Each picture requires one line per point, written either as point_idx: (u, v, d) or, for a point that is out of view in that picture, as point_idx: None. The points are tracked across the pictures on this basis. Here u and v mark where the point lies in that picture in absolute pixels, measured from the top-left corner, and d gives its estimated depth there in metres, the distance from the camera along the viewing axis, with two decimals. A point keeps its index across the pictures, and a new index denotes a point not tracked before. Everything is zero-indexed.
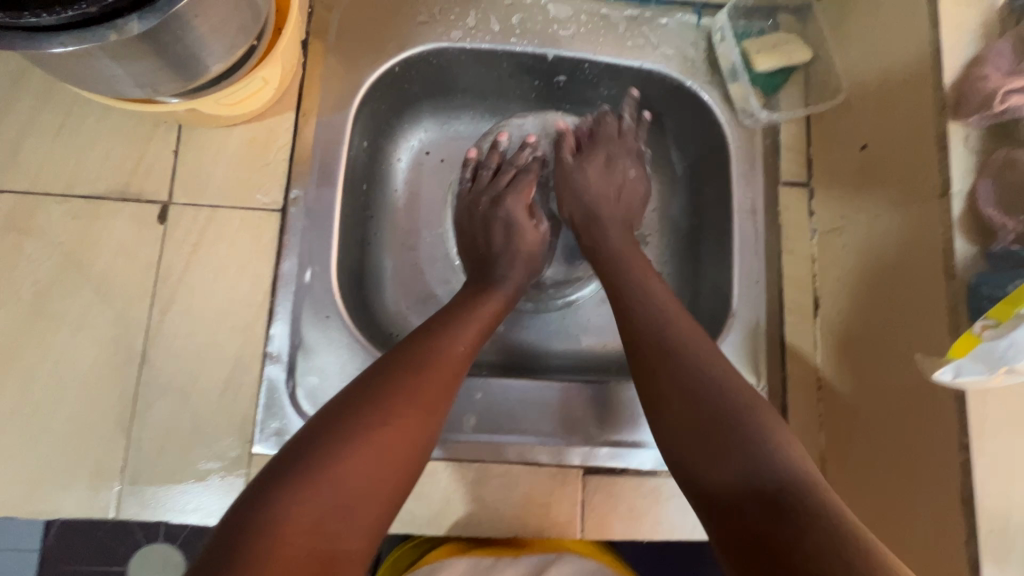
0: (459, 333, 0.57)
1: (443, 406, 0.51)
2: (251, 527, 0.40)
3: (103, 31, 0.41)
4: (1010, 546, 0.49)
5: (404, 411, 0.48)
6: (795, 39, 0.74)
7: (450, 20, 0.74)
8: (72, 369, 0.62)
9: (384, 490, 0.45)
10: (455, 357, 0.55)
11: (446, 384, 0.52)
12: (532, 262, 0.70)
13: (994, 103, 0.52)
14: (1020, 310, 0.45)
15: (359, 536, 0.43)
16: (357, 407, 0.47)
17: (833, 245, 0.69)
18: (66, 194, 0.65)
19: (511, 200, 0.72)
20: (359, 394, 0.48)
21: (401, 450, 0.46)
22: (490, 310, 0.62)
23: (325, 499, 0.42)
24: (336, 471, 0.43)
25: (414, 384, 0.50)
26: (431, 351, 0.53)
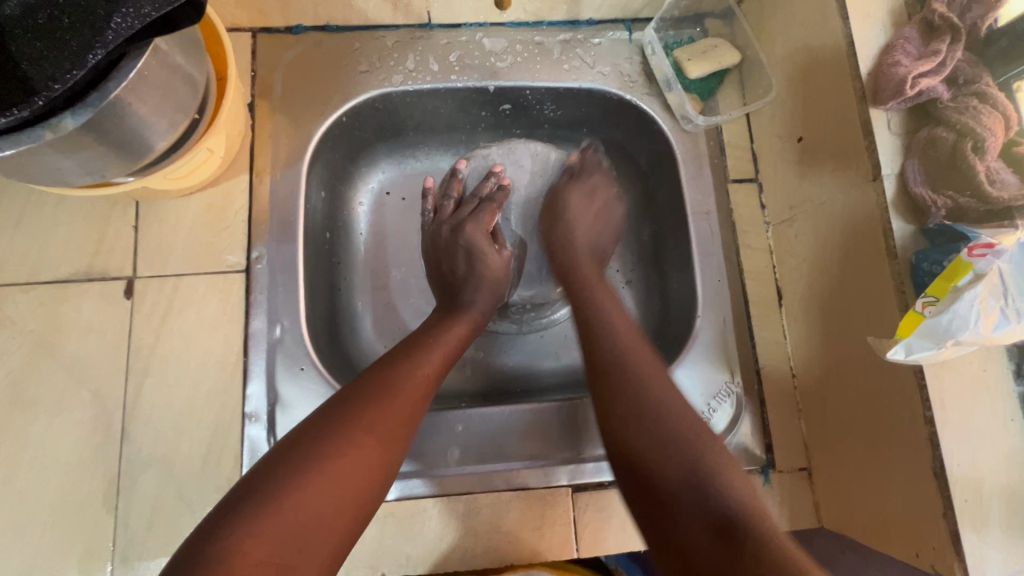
0: (422, 359, 0.59)
1: (403, 434, 0.53)
2: (206, 557, 0.41)
3: (38, 131, 0.43)
4: (986, 512, 0.50)
5: (367, 441, 0.50)
6: (724, 42, 0.77)
7: (390, 65, 0.76)
8: (53, 453, 0.62)
9: (339, 521, 0.46)
10: (419, 384, 0.57)
11: (408, 413, 0.54)
12: (497, 288, 0.71)
13: (906, 89, 0.53)
14: (956, 285, 0.46)
15: (314, 565, 0.44)
16: (321, 438, 0.49)
17: (786, 236, 0.71)
18: (32, 281, 0.66)
19: (469, 227, 0.73)
20: (322, 425, 0.50)
21: (361, 479, 0.48)
22: (452, 334, 0.64)
23: (280, 528, 0.43)
24: (292, 499, 0.45)
25: (377, 415, 0.52)
26: (397, 378, 0.56)
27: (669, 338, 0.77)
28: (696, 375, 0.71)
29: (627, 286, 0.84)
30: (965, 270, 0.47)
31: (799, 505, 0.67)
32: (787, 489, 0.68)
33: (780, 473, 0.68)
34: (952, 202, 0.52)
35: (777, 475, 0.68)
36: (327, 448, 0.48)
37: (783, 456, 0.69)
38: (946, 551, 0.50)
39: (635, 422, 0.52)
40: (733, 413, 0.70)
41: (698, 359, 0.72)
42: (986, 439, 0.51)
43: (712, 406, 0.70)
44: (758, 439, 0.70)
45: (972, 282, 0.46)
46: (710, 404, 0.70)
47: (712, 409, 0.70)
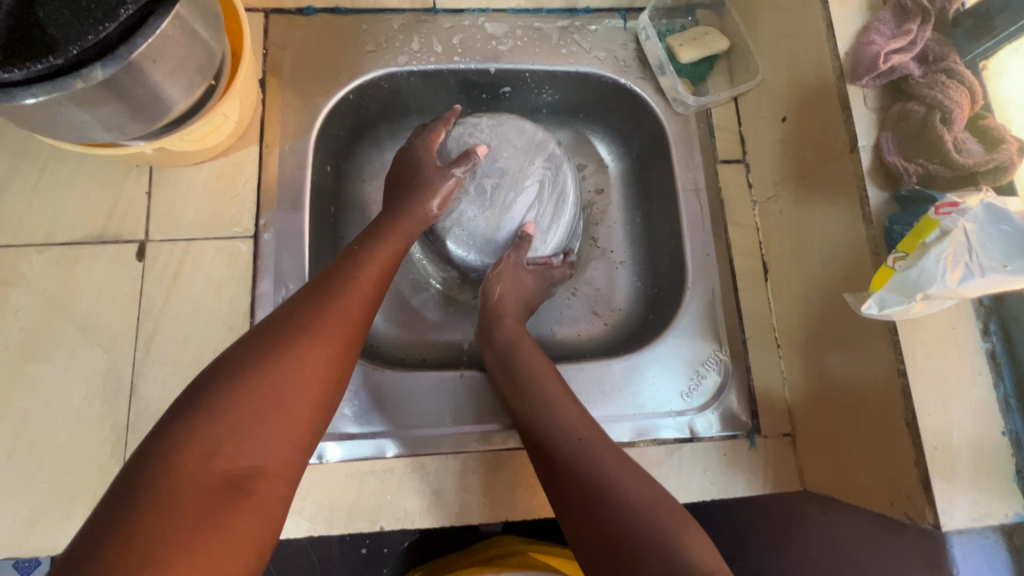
0: (360, 266, 0.59)
1: (347, 331, 0.54)
2: (149, 462, 0.41)
3: (70, 80, 0.46)
4: (955, 461, 0.53)
5: (313, 335, 0.51)
6: (713, 30, 0.81)
7: (396, 46, 0.80)
8: (65, 406, 0.64)
9: (290, 413, 0.47)
10: (360, 291, 0.57)
11: (351, 315, 0.55)
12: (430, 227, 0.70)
13: (879, 65, 0.57)
14: (924, 241, 0.50)
15: (269, 454, 0.45)
16: (263, 340, 0.49)
17: (771, 212, 0.75)
18: (47, 242, 0.68)
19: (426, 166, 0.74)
20: (265, 330, 0.50)
21: (310, 371, 0.49)
22: (391, 246, 0.64)
23: (227, 422, 0.44)
24: (237, 397, 0.45)
25: (319, 317, 0.52)
26: (335, 284, 0.56)
27: (660, 312, 0.80)
28: (684, 344, 0.74)
29: (621, 264, 0.87)
30: (933, 227, 0.50)
31: (782, 468, 0.70)
32: (772, 453, 0.71)
33: (765, 438, 0.71)
34: (923, 169, 0.56)
35: (762, 440, 0.71)
36: (271, 351, 0.48)
37: (767, 422, 0.72)
38: (918, 498, 0.53)
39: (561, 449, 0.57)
40: (720, 380, 0.73)
41: (687, 329, 0.75)
42: (955, 392, 0.54)
43: (700, 373, 0.73)
44: (744, 406, 0.73)
45: (939, 238, 0.50)
46: (698, 371, 0.73)
47: (700, 376, 0.73)
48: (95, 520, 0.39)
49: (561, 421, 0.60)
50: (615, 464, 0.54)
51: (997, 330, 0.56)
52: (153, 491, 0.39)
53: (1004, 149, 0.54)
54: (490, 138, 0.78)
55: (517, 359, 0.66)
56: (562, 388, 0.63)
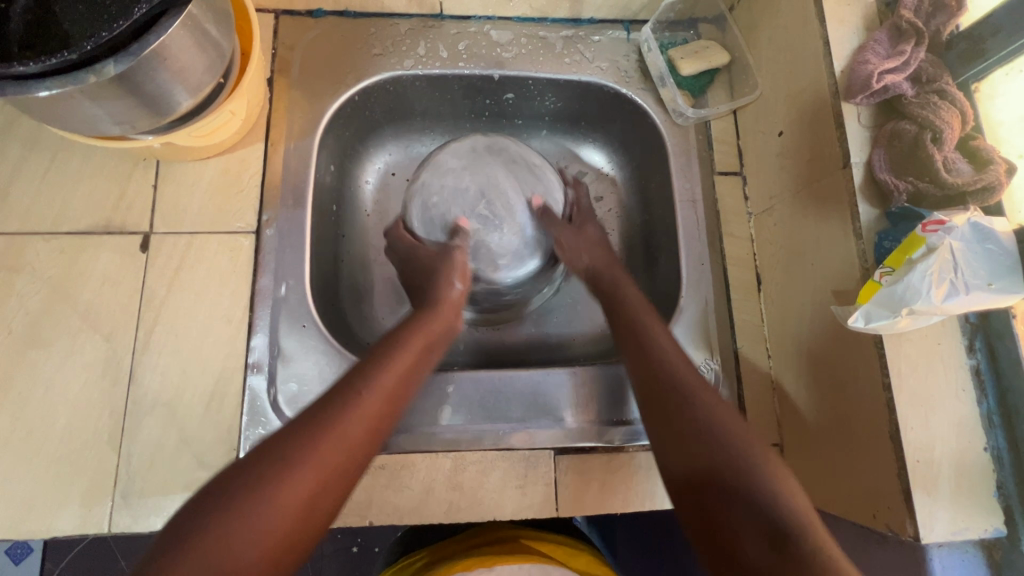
0: (370, 377, 0.54)
1: (369, 441, 0.51)
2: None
3: (83, 74, 0.47)
4: (937, 474, 0.54)
5: (311, 461, 0.46)
6: (715, 44, 0.82)
7: (402, 50, 0.81)
8: (64, 392, 0.66)
9: (289, 538, 0.43)
10: (370, 407, 0.52)
11: (354, 434, 0.49)
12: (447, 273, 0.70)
13: (873, 83, 0.59)
14: (910, 257, 0.51)
15: None
16: (261, 468, 0.45)
17: (766, 224, 0.76)
18: (53, 231, 0.70)
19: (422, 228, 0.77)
20: (257, 455, 0.46)
21: (297, 506, 0.44)
22: (410, 353, 0.59)
23: (206, 563, 0.39)
24: (235, 525, 0.41)
25: (319, 439, 0.47)
26: (342, 398, 0.51)
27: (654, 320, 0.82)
28: None
29: None
30: (919, 244, 0.51)
31: None
32: None
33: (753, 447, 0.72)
34: (912, 187, 0.57)
35: None
36: (280, 471, 0.45)
37: (756, 431, 0.73)
38: (899, 510, 0.54)
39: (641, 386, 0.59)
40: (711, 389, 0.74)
41: (680, 337, 0.76)
42: (938, 407, 0.55)
43: None
44: None
45: (926, 255, 0.51)
46: None
47: None
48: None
49: (661, 355, 0.60)
50: (717, 402, 0.54)
51: (982, 346, 0.57)
52: None
53: (992, 170, 0.55)
54: (456, 164, 0.79)
55: (620, 310, 0.67)
56: (673, 343, 0.62)
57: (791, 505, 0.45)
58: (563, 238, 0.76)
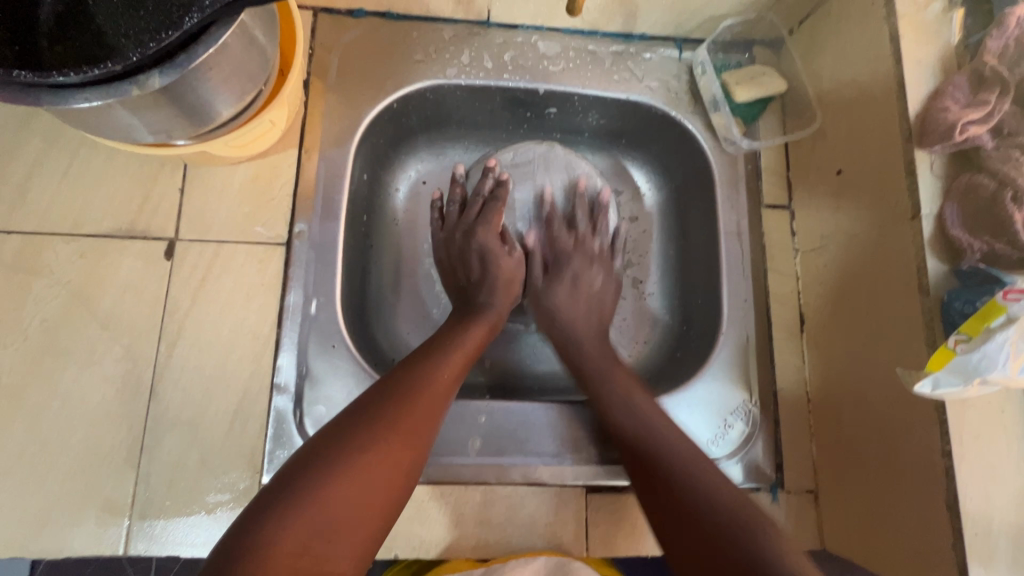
0: (444, 361, 0.61)
1: (429, 429, 0.56)
2: (241, 555, 0.43)
3: (126, 86, 0.43)
4: (993, 547, 0.52)
5: (391, 438, 0.52)
6: (771, 70, 0.79)
7: (445, 58, 0.77)
8: (81, 405, 0.63)
9: (367, 514, 0.48)
10: (440, 387, 0.59)
11: (432, 411, 0.56)
12: (510, 290, 0.74)
13: (954, 134, 0.55)
14: (989, 325, 0.49)
15: (344, 559, 0.46)
16: (342, 441, 0.50)
17: (814, 264, 0.73)
18: (74, 232, 0.66)
19: (482, 230, 0.76)
20: (345, 431, 0.51)
21: (388, 477, 0.50)
22: (474, 337, 0.67)
23: (310, 524, 0.45)
24: (316, 501, 0.46)
25: (400, 415, 0.54)
26: (418, 381, 0.58)
27: (689, 353, 0.79)
28: (714, 391, 0.73)
29: (650, 296, 0.85)
30: (999, 312, 0.49)
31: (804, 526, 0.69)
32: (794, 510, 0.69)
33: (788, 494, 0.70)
34: (988, 247, 0.54)
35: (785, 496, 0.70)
36: (341, 452, 0.49)
37: (792, 477, 0.70)
38: None
39: (628, 424, 0.62)
40: (748, 431, 0.72)
41: (719, 374, 0.73)
42: (999, 477, 0.53)
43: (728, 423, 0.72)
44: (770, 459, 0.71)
45: (1004, 325, 0.49)
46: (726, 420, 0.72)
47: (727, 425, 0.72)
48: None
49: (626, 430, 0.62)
50: (677, 433, 0.61)
51: None
52: None
53: None
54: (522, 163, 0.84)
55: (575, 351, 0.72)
56: (648, 397, 0.65)
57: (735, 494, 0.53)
58: (561, 295, 0.76)
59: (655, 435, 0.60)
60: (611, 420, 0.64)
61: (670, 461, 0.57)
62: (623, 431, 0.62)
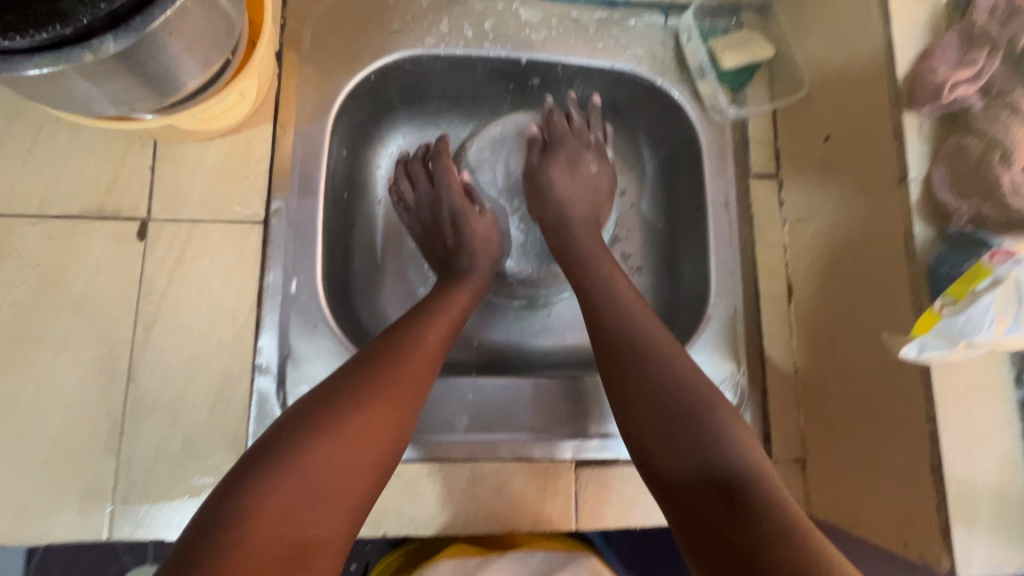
0: (428, 327, 0.60)
1: (415, 395, 0.55)
2: (225, 520, 0.43)
3: (79, 52, 0.41)
4: (976, 509, 0.52)
5: (373, 405, 0.51)
6: (759, 36, 0.77)
7: (423, 27, 0.75)
8: (57, 390, 0.61)
9: (352, 480, 0.48)
10: (424, 352, 0.58)
11: (416, 375, 0.56)
12: (490, 244, 0.72)
13: (943, 94, 0.55)
14: (975, 288, 0.49)
15: (330, 522, 0.46)
16: (324, 408, 0.50)
17: (802, 234, 0.72)
18: (41, 214, 0.64)
19: (445, 194, 0.74)
20: (327, 398, 0.51)
21: (371, 442, 0.50)
22: (458, 304, 0.65)
23: (292, 489, 0.45)
24: (298, 466, 0.46)
25: (383, 382, 0.53)
26: (400, 349, 0.57)
27: (677, 327, 0.78)
28: (701, 364, 0.72)
29: (638, 271, 0.84)
30: (985, 275, 0.49)
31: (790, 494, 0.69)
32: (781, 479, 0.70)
33: (776, 463, 0.70)
34: (976, 210, 0.54)
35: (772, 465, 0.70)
36: (323, 419, 0.49)
37: (780, 447, 0.70)
38: (933, 542, 0.53)
39: (653, 410, 0.53)
40: (736, 402, 0.71)
41: (707, 346, 0.73)
42: (982, 439, 0.53)
43: None
44: (758, 430, 0.71)
45: (990, 287, 0.49)
46: None
47: None
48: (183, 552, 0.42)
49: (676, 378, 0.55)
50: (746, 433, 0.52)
51: None
52: (222, 556, 0.41)
53: None
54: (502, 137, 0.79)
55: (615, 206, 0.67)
56: (662, 327, 0.59)
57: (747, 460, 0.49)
58: None
59: (677, 395, 0.53)
60: (632, 411, 0.54)
61: (691, 418, 0.52)
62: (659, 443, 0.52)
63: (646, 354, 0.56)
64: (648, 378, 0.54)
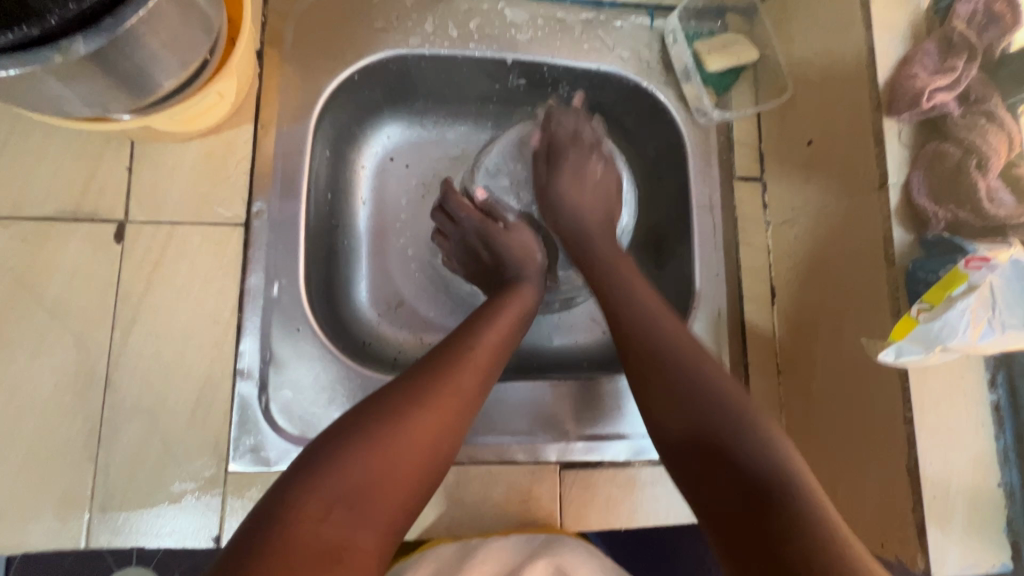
0: (484, 334, 0.60)
1: (468, 405, 0.55)
2: (268, 516, 0.44)
3: (47, 53, 0.40)
4: (950, 509, 0.53)
5: (420, 418, 0.51)
6: (743, 39, 0.77)
7: (408, 26, 0.74)
8: (32, 396, 0.60)
9: (395, 484, 0.48)
10: (480, 363, 0.57)
11: (464, 393, 0.55)
12: (529, 250, 0.73)
13: (921, 102, 0.56)
14: (951, 293, 0.50)
15: (370, 527, 0.46)
16: (370, 417, 0.50)
17: (785, 236, 0.73)
18: (14, 216, 0.63)
19: (471, 223, 0.75)
20: (377, 407, 0.51)
21: (413, 454, 0.49)
22: (510, 308, 0.65)
23: (332, 492, 0.45)
24: (344, 467, 0.47)
25: (431, 395, 0.52)
26: (456, 355, 0.57)
27: None
28: None
29: None
30: (961, 280, 0.50)
31: None
32: None
33: None
34: (952, 216, 0.55)
35: None
36: (375, 422, 0.49)
37: None
38: (910, 542, 0.54)
39: (680, 418, 0.52)
40: None
41: None
42: (957, 441, 0.54)
43: None
44: None
45: (966, 292, 0.49)
46: None
47: None
48: (231, 548, 0.43)
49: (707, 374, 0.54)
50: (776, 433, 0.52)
51: (1004, 382, 0.56)
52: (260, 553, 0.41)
53: None
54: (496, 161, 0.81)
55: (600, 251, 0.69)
56: (674, 322, 0.59)
57: (778, 455, 0.47)
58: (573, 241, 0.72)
59: (695, 373, 0.54)
60: (654, 409, 0.54)
61: (722, 405, 0.51)
62: (674, 427, 0.52)
63: (675, 356, 0.55)
64: (676, 376, 0.54)
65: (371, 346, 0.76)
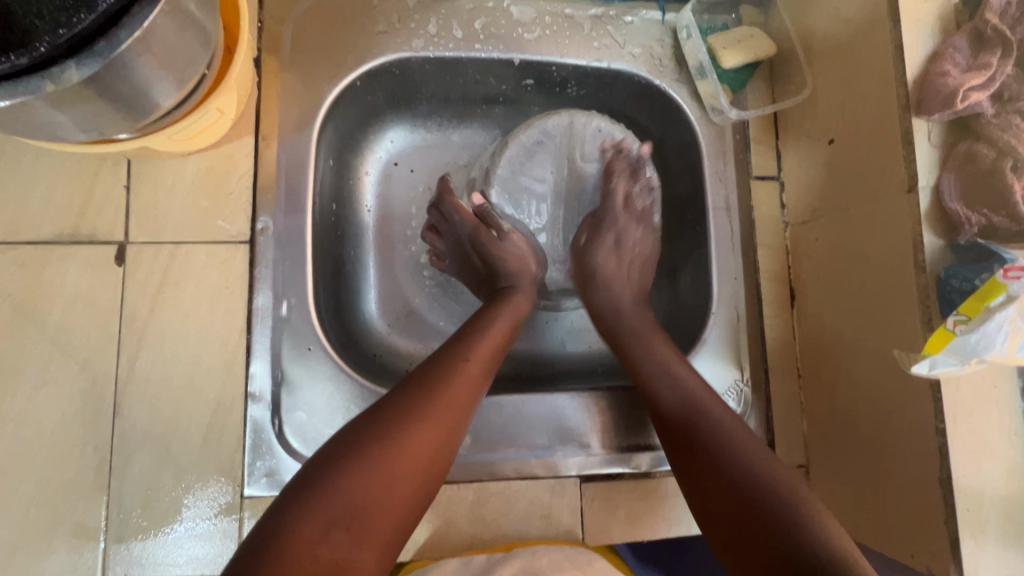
0: (478, 342, 0.59)
1: (464, 414, 0.54)
2: (264, 542, 0.42)
3: (37, 81, 0.38)
4: (985, 521, 0.52)
5: (416, 432, 0.49)
6: (760, 32, 0.74)
7: (411, 28, 0.71)
8: (38, 428, 0.58)
9: (393, 502, 0.47)
10: (474, 371, 0.56)
11: (460, 403, 0.53)
12: (523, 262, 0.70)
13: (955, 101, 0.53)
14: (988, 305, 0.48)
15: (368, 548, 0.45)
16: (366, 435, 0.48)
17: (806, 238, 0.71)
18: (9, 241, 0.60)
19: (465, 229, 0.70)
20: (369, 421, 0.50)
21: (410, 471, 0.48)
22: (502, 316, 0.64)
23: (329, 514, 0.44)
24: (341, 487, 0.45)
25: (428, 412, 0.51)
26: (450, 366, 0.55)
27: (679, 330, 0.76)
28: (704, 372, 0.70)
29: None
30: (999, 291, 0.48)
31: None
32: None
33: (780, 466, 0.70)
34: (986, 220, 0.53)
35: None
36: (368, 438, 0.48)
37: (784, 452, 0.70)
38: (943, 554, 0.53)
39: (675, 411, 0.57)
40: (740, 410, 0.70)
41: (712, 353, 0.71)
42: (992, 451, 0.53)
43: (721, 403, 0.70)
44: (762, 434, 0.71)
45: (1004, 304, 0.48)
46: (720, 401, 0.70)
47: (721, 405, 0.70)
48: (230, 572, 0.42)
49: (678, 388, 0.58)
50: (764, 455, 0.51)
51: None
52: None
53: None
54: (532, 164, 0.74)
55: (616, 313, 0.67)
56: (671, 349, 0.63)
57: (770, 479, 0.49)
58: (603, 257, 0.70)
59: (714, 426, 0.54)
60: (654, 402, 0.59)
61: (704, 431, 0.54)
62: (668, 410, 0.57)
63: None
64: (670, 398, 0.58)
65: (382, 359, 0.74)
